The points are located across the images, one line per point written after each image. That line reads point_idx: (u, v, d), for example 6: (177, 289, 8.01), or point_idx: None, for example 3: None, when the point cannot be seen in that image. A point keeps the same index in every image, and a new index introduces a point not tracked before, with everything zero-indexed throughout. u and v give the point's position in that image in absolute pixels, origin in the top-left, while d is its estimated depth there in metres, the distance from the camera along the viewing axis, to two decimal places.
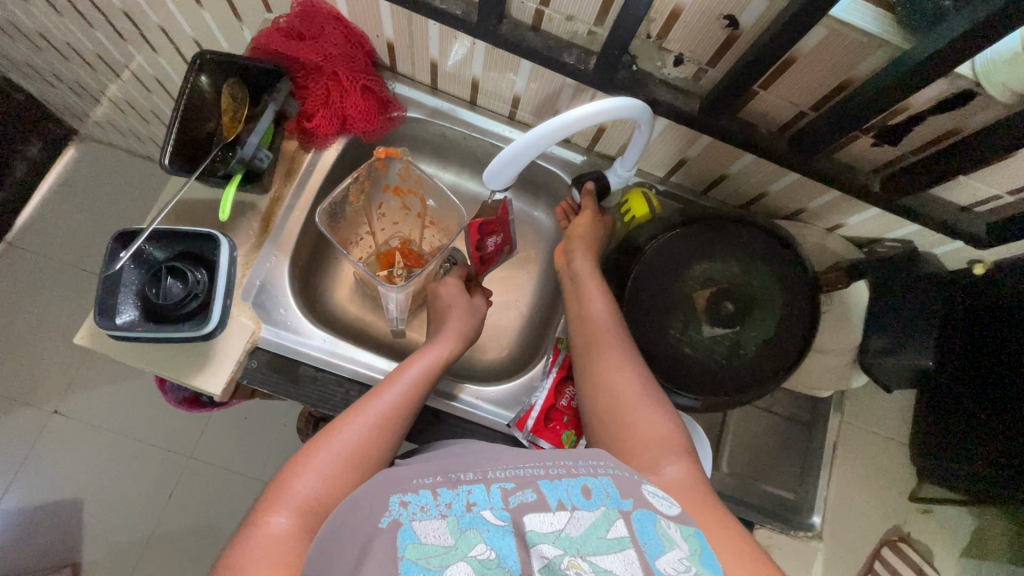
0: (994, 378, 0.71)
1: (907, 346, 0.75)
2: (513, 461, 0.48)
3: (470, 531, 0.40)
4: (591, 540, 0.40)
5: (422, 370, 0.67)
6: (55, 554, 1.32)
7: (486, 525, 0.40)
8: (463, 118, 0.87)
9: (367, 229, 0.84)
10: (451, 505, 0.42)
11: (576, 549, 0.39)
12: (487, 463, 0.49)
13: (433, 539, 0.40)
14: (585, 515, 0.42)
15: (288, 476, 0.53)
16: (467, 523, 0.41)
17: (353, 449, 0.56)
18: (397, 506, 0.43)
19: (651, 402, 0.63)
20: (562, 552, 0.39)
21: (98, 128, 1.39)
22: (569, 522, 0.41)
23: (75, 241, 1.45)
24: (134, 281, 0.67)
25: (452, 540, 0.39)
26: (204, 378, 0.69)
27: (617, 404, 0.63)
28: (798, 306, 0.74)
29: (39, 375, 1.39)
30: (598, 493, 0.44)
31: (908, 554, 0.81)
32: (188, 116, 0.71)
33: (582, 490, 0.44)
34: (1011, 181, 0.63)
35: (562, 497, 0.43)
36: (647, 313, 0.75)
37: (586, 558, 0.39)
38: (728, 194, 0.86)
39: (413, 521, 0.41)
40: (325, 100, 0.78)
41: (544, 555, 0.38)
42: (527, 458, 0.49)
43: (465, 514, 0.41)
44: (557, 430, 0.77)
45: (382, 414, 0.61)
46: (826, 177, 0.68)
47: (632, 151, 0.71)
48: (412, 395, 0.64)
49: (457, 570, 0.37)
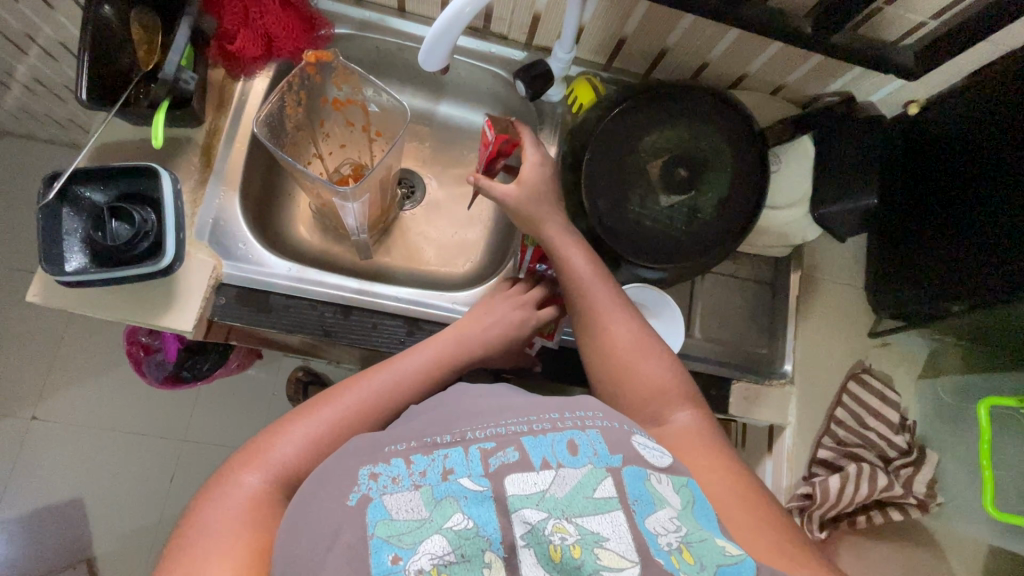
0: (926, 210, 0.76)
1: (855, 190, 0.79)
2: (494, 419, 0.50)
3: (446, 501, 0.42)
4: (577, 501, 0.43)
5: (427, 359, 0.66)
6: (66, 553, 1.31)
7: (464, 493, 0.43)
8: (394, 28, 0.83)
9: (314, 150, 0.82)
10: (426, 473, 0.44)
11: (562, 512, 0.42)
12: (467, 422, 0.50)
13: (405, 513, 0.42)
14: (569, 474, 0.45)
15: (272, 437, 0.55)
16: (442, 492, 0.43)
17: (336, 425, 0.57)
18: (367, 479, 0.44)
19: (650, 351, 0.65)
20: (546, 516, 0.42)
21: (11, 121, 1.28)
22: (554, 482, 0.44)
23: (16, 243, 1.37)
24: (77, 228, 0.65)
25: (427, 512, 0.42)
26: (172, 318, 0.69)
27: (612, 352, 0.65)
28: (740, 193, 0.77)
29: (9, 382, 1.34)
30: (584, 450, 0.46)
31: (870, 383, 0.84)
32: (99, 50, 0.66)
33: (567, 446, 0.47)
34: (933, 2, 0.64)
35: (546, 455, 0.46)
36: (605, 190, 0.77)
37: (571, 521, 0.42)
38: (672, 69, 0.86)
39: (384, 494, 0.43)
40: (244, 19, 0.73)
41: (527, 521, 0.42)
42: (508, 414, 0.51)
43: (440, 484, 0.43)
44: None
45: (370, 403, 0.60)
46: (762, 23, 0.68)
47: (569, 27, 0.71)
48: (411, 382, 0.63)
49: (432, 545, 0.40)
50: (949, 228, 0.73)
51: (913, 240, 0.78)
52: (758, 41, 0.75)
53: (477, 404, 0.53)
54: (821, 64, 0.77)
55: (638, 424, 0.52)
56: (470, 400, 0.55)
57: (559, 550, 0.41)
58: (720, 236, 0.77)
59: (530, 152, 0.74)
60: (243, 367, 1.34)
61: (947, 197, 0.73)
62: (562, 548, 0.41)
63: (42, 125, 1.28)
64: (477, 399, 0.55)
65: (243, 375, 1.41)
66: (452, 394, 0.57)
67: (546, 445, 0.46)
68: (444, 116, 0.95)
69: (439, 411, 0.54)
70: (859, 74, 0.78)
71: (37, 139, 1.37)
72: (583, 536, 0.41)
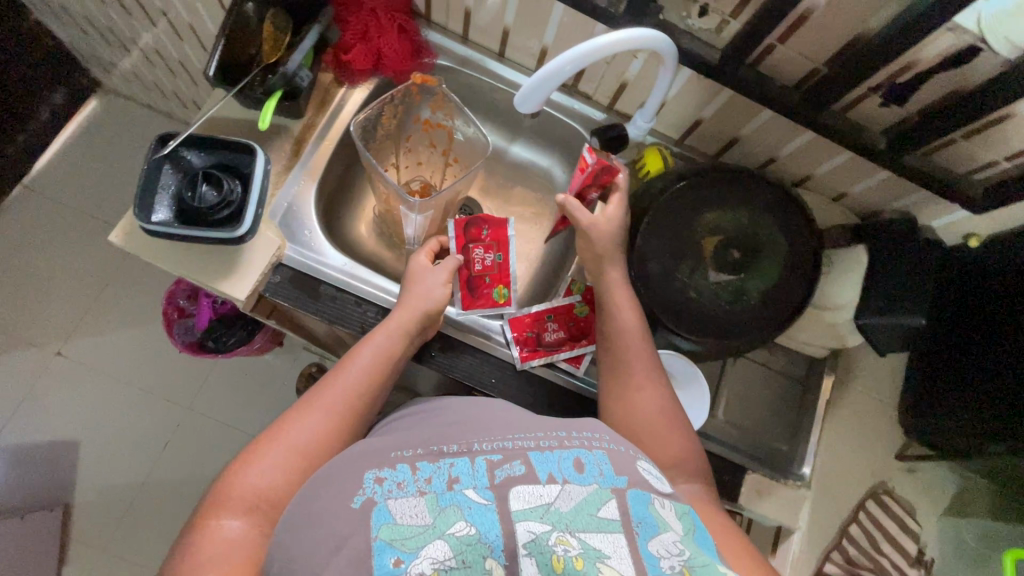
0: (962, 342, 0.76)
1: (902, 307, 0.77)
2: (502, 433, 0.52)
3: (449, 509, 0.43)
4: (581, 516, 0.43)
5: (378, 348, 0.65)
6: (46, 494, 1.32)
7: (468, 503, 0.43)
8: (491, 69, 0.90)
9: (393, 160, 0.88)
10: (431, 481, 0.46)
11: (565, 525, 0.42)
12: (475, 435, 0.52)
13: (409, 519, 0.42)
14: (575, 490, 0.45)
15: (236, 478, 0.53)
16: (447, 501, 0.43)
17: (305, 444, 0.56)
18: (371, 484, 0.45)
19: (670, 422, 0.66)
20: (549, 528, 0.42)
21: (123, 82, 1.39)
22: (559, 496, 0.44)
23: (92, 190, 1.46)
24: (171, 184, 0.71)
25: (430, 519, 0.42)
26: (229, 284, 0.73)
27: (635, 420, 0.66)
28: (791, 286, 0.78)
29: (45, 314, 1.40)
30: (590, 469, 0.47)
31: (890, 507, 0.83)
32: (234, 38, 0.74)
33: (573, 464, 0.47)
34: (1007, 146, 0.66)
35: (552, 471, 0.46)
36: (658, 254, 0.80)
37: (575, 535, 0.41)
38: (739, 157, 0.89)
39: (388, 499, 0.44)
40: (363, 35, 0.81)
41: (531, 531, 0.41)
42: (515, 431, 0.52)
43: (444, 493, 0.44)
44: (488, 291, 0.83)
45: (310, 443, 0.57)
46: (837, 133, 0.71)
47: (654, 100, 0.75)
48: (365, 385, 0.63)
49: (433, 550, 0.40)
50: (985, 365, 0.73)
51: (949, 372, 0.78)
52: (829, 148, 0.78)
53: (481, 416, 0.55)
54: (886, 181, 0.79)
55: (642, 452, 0.53)
56: (474, 411, 0.56)
57: (561, 560, 0.40)
58: (762, 321, 0.78)
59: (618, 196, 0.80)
60: (263, 351, 1.37)
61: (982, 336, 0.74)
62: (565, 560, 0.40)
63: (149, 91, 1.39)
64: (481, 412, 0.57)
65: (261, 358, 1.44)
66: (454, 405, 0.58)
67: (552, 461, 0.47)
68: (515, 157, 1.00)
69: (446, 415, 0.56)
70: (923, 198, 0.79)
71: (140, 103, 1.49)
72: (585, 550, 0.41)
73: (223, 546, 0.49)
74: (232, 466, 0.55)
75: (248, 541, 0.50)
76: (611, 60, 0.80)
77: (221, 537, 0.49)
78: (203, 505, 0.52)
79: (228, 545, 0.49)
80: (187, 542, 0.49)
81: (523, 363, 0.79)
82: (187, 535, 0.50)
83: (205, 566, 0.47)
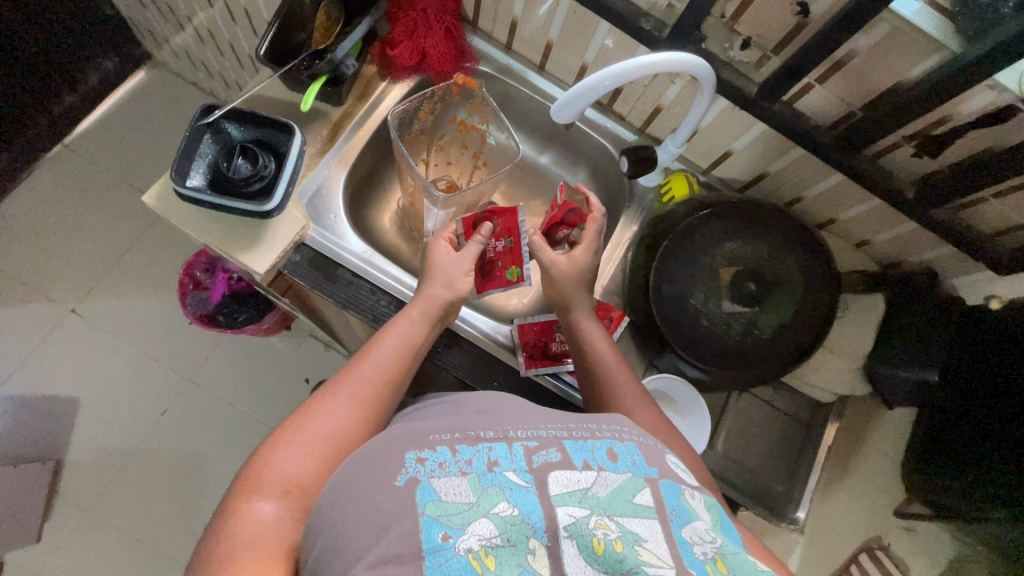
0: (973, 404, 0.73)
1: (911, 361, 0.81)
2: (534, 423, 0.52)
3: (492, 489, 0.43)
4: (618, 501, 0.43)
5: (400, 336, 0.66)
6: (41, 447, 1.33)
7: (509, 485, 0.43)
8: (530, 80, 0.92)
9: (424, 157, 0.90)
10: (472, 462, 0.45)
11: (604, 509, 0.42)
12: (510, 424, 0.52)
13: (454, 496, 0.42)
14: (611, 477, 0.45)
15: (264, 466, 0.52)
16: (488, 481, 0.44)
17: (332, 433, 0.56)
18: (414, 463, 0.45)
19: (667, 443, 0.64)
20: (589, 512, 0.42)
21: (172, 56, 1.44)
22: (596, 481, 0.44)
23: (128, 156, 1.50)
24: (208, 153, 0.73)
25: (474, 497, 0.42)
26: (250, 257, 0.74)
27: None
28: (804, 324, 0.78)
29: (65, 271, 1.42)
30: (624, 459, 0.47)
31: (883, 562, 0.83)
32: (288, 22, 0.77)
33: (607, 453, 0.47)
34: None
35: (588, 458, 0.46)
36: (675, 278, 0.80)
37: (613, 519, 0.41)
38: (766, 193, 0.90)
39: (432, 478, 0.44)
40: (411, 32, 0.83)
41: (571, 514, 0.41)
42: (547, 421, 0.52)
43: (486, 473, 0.44)
44: (500, 271, 0.82)
45: (339, 432, 0.56)
46: (867, 178, 0.71)
47: (687, 126, 0.76)
48: (390, 372, 0.63)
49: (479, 527, 0.40)
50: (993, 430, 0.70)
51: (954, 434, 0.76)
52: (857, 193, 0.78)
53: (505, 408, 0.56)
54: (911, 234, 0.79)
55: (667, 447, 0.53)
56: (498, 403, 0.57)
57: (601, 543, 0.39)
58: (771, 357, 0.78)
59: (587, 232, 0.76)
60: (271, 332, 1.39)
61: (983, 404, 0.71)
62: (605, 542, 0.40)
63: (195, 68, 1.44)
64: (508, 404, 0.57)
65: (267, 339, 1.45)
66: (480, 398, 0.59)
67: (586, 450, 0.47)
68: (543, 168, 1.02)
69: (471, 404, 0.57)
70: (947, 254, 0.79)
71: (185, 79, 1.54)
72: (623, 533, 0.40)
73: (256, 530, 0.47)
74: (259, 454, 0.54)
75: (281, 525, 0.49)
76: (649, 83, 0.81)
77: (255, 519, 0.48)
78: (233, 492, 0.51)
79: (263, 529, 0.48)
80: (219, 527, 0.48)
81: (525, 368, 0.80)
82: (217, 522, 0.49)
83: (240, 548, 0.45)
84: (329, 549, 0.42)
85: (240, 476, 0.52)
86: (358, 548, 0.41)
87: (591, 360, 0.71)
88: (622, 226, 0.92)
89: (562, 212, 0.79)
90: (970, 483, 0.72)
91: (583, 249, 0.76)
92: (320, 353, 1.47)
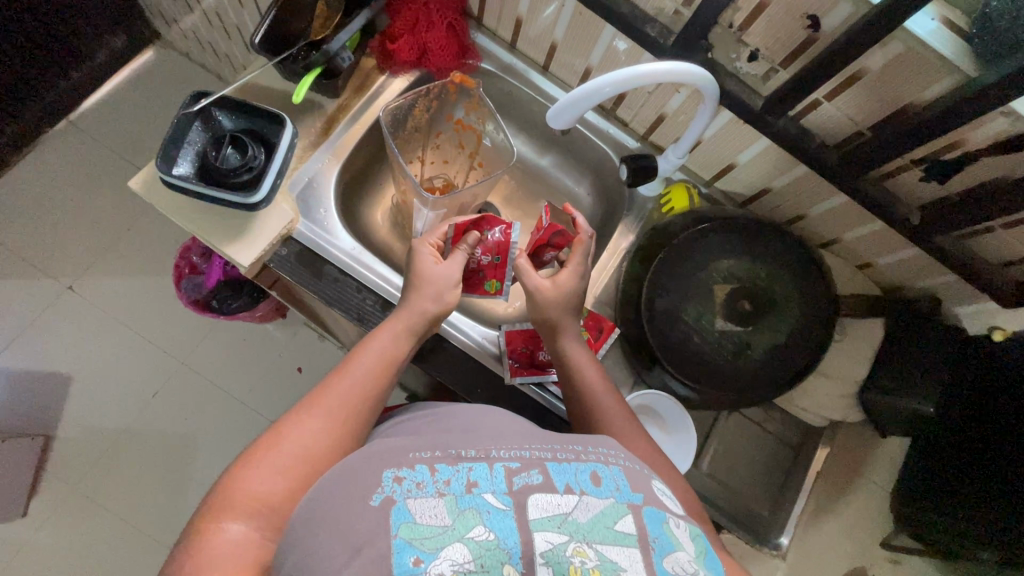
0: (966, 440, 0.73)
1: (909, 392, 0.77)
2: (517, 443, 0.50)
3: (469, 512, 0.41)
4: (598, 528, 0.41)
5: (382, 349, 0.64)
6: (30, 423, 1.32)
7: (487, 508, 0.42)
8: (533, 81, 0.90)
9: (420, 154, 0.88)
10: (450, 483, 0.44)
11: (583, 536, 0.40)
12: (492, 442, 0.50)
13: (429, 519, 0.41)
14: (593, 502, 0.43)
15: (234, 485, 0.51)
16: (466, 503, 0.42)
17: (309, 447, 0.54)
18: (391, 481, 0.44)
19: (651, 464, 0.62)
20: (567, 539, 0.40)
21: (180, 37, 1.43)
22: (577, 506, 0.42)
23: (131, 135, 1.49)
24: (198, 141, 0.72)
25: (450, 520, 0.41)
26: (236, 250, 0.73)
27: None
28: (800, 347, 0.76)
29: (62, 246, 1.41)
30: (607, 484, 0.45)
31: None
32: (286, 9, 0.75)
33: (591, 477, 0.45)
34: None
35: (569, 481, 0.44)
36: (669, 292, 0.78)
37: (592, 546, 0.40)
38: (769, 209, 0.87)
39: (408, 498, 0.42)
40: (412, 26, 0.81)
41: (549, 541, 0.40)
42: (531, 441, 0.50)
43: (464, 495, 0.43)
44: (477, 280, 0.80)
45: (315, 446, 0.54)
46: (874, 201, 0.69)
47: (688, 137, 0.73)
48: (370, 382, 0.61)
49: (453, 551, 0.39)
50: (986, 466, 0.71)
51: (944, 465, 0.76)
52: (861, 215, 0.76)
53: (485, 427, 0.54)
54: (917, 259, 0.76)
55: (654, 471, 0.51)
56: (478, 423, 0.55)
57: (578, 571, 0.38)
58: (762, 379, 0.76)
59: (574, 255, 0.73)
60: (264, 320, 1.38)
61: (988, 439, 0.70)
62: (582, 571, 0.39)
63: (202, 50, 1.42)
64: (495, 424, 0.55)
65: (261, 327, 1.44)
66: (462, 415, 0.58)
67: (569, 472, 0.45)
68: (543, 171, 1.00)
69: (456, 420, 0.56)
70: (951, 283, 0.76)
71: (192, 60, 1.52)
72: (602, 562, 0.39)
73: (225, 551, 0.46)
74: (231, 472, 0.52)
75: (251, 545, 0.48)
76: (652, 91, 0.79)
77: (224, 540, 0.47)
78: (204, 508, 0.50)
79: (234, 549, 0.47)
80: (188, 546, 0.47)
81: (511, 377, 0.78)
82: (187, 541, 0.48)
83: (207, 570, 0.45)
84: (294, 558, 0.42)
85: (212, 494, 0.51)
86: (316, 565, 0.40)
87: (577, 375, 0.69)
88: (619, 235, 0.90)
89: (548, 234, 0.77)
90: (970, 517, 0.72)
91: (569, 269, 0.73)
92: (314, 343, 1.46)
